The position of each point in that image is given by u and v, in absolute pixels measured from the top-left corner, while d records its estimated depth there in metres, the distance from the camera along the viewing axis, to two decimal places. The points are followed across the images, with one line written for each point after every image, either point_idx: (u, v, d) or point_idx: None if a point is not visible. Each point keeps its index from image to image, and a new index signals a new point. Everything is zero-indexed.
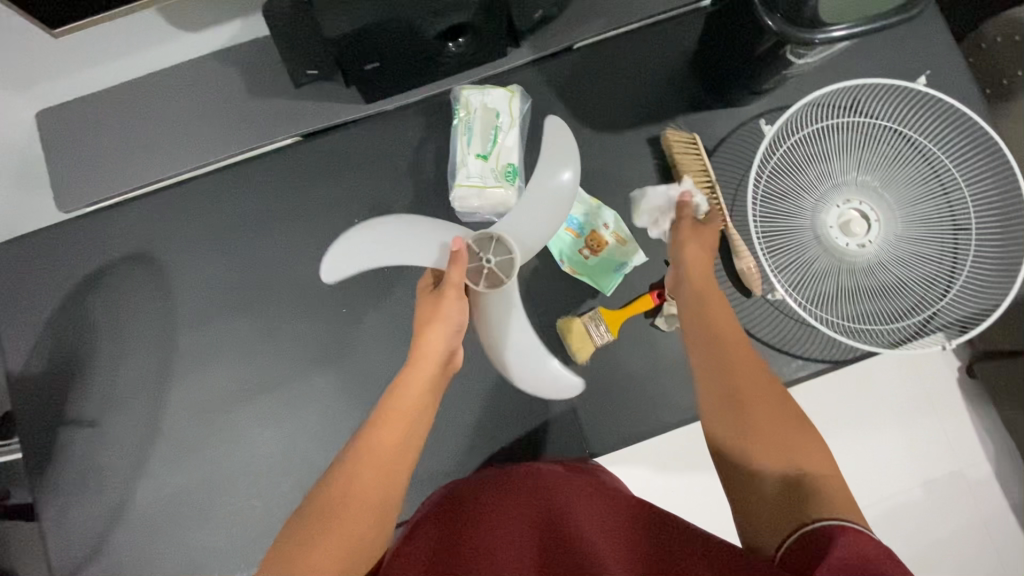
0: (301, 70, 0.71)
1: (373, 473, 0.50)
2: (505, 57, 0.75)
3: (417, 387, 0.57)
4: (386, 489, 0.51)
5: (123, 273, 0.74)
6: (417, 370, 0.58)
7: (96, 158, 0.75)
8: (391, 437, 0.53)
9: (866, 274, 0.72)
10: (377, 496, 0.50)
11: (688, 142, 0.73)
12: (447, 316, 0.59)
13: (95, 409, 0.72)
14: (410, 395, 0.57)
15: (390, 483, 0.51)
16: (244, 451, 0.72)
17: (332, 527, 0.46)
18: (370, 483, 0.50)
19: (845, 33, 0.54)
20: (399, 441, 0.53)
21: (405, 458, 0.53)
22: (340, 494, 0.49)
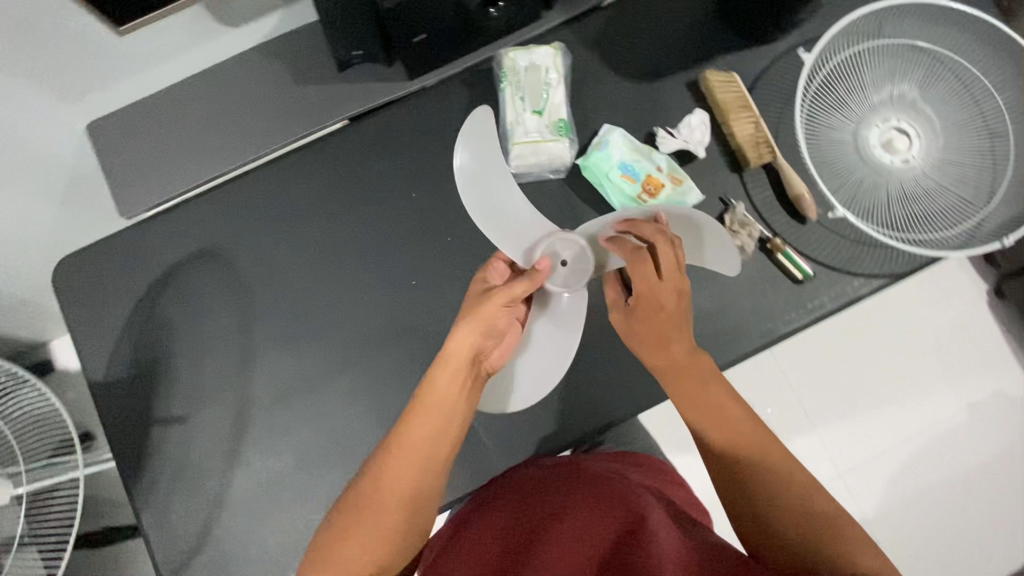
0: (347, 52, 0.73)
1: (409, 466, 0.59)
2: (539, 20, 0.78)
3: (448, 392, 0.62)
4: (421, 481, 0.59)
5: (193, 270, 0.75)
6: (444, 371, 0.62)
7: (153, 161, 0.76)
8: (425, 434, 0.60)
9: (911, 188, 0.75)
10: (416, 488, 0.59)
11: (726, 80, 0.76)
12: (483, 317, 0.64)
13: (182, 404, 0.73)
14: (442, 398, 0.61)
15: (422, 479, 0.60)
16: (335, 429, 0.73)
17: (364, 524, 0.56)
18: (400, 478, 0.58)
19: None
20: (431, 434, 0.60)
21: (440, 453, 0.61)
22: (371, 491, 0.58)
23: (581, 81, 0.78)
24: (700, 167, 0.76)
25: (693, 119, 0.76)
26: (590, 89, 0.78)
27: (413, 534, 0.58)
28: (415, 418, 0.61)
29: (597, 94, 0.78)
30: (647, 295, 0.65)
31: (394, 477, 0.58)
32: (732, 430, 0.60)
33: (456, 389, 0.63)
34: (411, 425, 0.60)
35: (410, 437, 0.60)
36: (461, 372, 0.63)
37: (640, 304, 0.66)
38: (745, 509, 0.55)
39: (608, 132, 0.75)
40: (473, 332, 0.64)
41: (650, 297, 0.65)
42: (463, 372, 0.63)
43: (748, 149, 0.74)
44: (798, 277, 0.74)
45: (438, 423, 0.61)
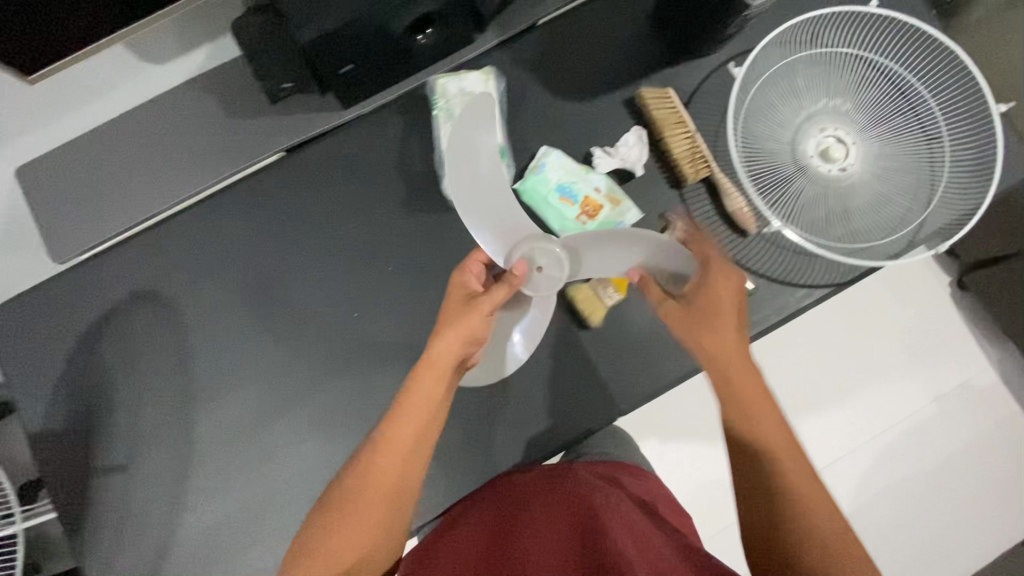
0: (277, 86, 0.71)
1: (394, 463, 0.53)
2: (473, 43, 0.77)
3: (428, 391, 0.57)
4: (408, 474, 0.54)
5: (129, 314, 0.74)
6: (430, 370, 0.58)
7: (79, 204, 0.74)
8: (410, 433, 0.55)
9: (849, 197, 0.75)
10: (400, 481, 0.54)
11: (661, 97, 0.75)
12: (464, 326, 0.58)
13: (124, 452, 0.72)
14: (432, 392, 0.57)
15: (406, 477, 0.54)
16: (282, 469, 0.73)
17: (344, 522, 0.51)
18: (384, 474, 0.53)
19: None
20: (415, 436, 0.55)
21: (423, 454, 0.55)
22: (353, 488, 0.53)
23: (516, 104, 0.78)
24: (639, 185, 0.76)
25: (629, 137, 0.75)
26: (527, 112, 0.78)
27: (394, 534, 0.53)
28: (400, 418, 0.55)
29: (533, 117, 0.77)
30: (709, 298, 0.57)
31: (376, 473, 0.53)
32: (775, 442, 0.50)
33: (442, 387, 0.58)
34: (397, 421, 0.55)
35: (394, 434, 0.54)
36: (446, 372, 0.58)
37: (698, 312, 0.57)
38: (765, 539, 0.47)
39: (545, 154, 0.75)
40: (461, 331, 0.58)
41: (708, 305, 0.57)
42: (445, 374, 0.58)
43: (685, 165, 0.73)
44: None
45: (422, 426, 0.55)
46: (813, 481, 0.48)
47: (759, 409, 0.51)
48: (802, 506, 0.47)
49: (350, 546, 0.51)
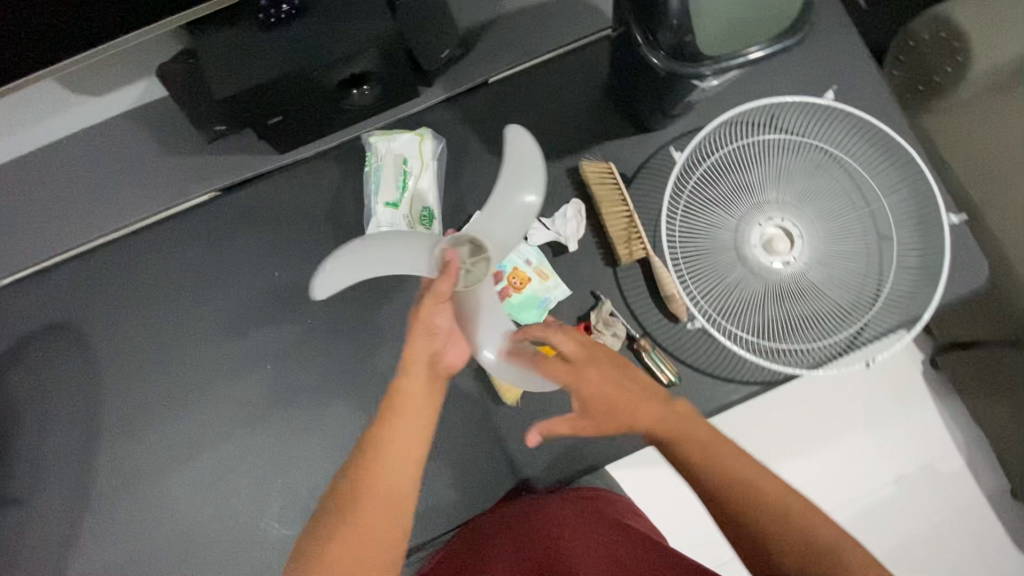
0: (209, 127, 0.71)
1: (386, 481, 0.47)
2: (419, 96, 0.75)
3: (416, 408, 0.50)
4: (401, 503, 0.47)
5: (46, 344, 0.74)
6: (411, 383, 0.51)
7: (5, 228, 0.73)
8: (407, 449, 0.48)
9: (792, 291, 0.72)
10: (396, 490, 0.47)
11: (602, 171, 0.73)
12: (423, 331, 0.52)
13: (23, 485, 0.71)
14: (420, 388, 0.51)
15: (404, 497, 0.47)
16: (179, 518, 0.71)
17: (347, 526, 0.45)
18: (385, 478, 0.47)
19: (765, 54, 0.52)
20: (411, 457, 0.48)
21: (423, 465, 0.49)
22: (351, 483, 0.47)
23: (456, 163, 0.76)
24: (572, 259, 0.73)
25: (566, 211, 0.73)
26: (466, 172, 0.76)
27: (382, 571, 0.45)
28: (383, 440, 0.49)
29: (472, 178, 0.76)
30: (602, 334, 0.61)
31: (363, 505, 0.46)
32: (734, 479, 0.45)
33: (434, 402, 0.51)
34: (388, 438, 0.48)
35: (384, 451, 0.48)
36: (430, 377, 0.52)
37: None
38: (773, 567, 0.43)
39: None
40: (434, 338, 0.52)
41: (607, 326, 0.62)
42: (427, 378, 0.51)
43: (619, 247, 0.70)
44: (666, 381, 0.70)
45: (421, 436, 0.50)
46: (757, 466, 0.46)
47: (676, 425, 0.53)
48: (782, 513, 0.43)
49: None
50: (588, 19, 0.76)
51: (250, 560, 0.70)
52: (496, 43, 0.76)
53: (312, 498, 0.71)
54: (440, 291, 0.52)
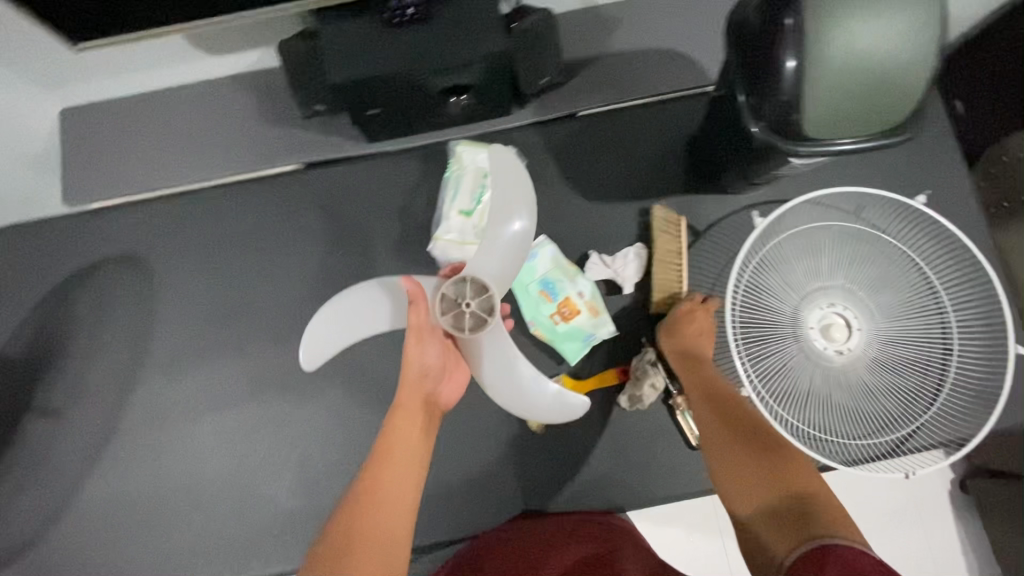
0: (308, 104, 0.74)
1: (382, 506, 0.51)
2: (510, 115, 0.78)
3: (412, 429, 0.58)
4: (401, 519, 0.51)
5: (112, 271, 0.77)
6: (404, 414, 0.59)
7: (106, 158, 0.79)
8: (399, 473, 0.54)
9: (843, 381, 0.71)
10: (392, 529, 0.50)
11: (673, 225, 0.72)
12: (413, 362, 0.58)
13: (61, 399, 0.74)
14: (411, 429, 0.57)
15: (403, 517, 0.51)
16: (195, 467, 0.73)
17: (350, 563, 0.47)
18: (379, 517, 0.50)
19: (853, 148, 0.53)
20: (406, 479, 0.55)
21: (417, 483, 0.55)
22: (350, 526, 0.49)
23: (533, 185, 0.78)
24: (626, 301, 0.74)
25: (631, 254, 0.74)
26: (539, 196, 0.77)
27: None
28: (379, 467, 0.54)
29: (544, 202, 0.77)
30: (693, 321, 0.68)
31: (359, 529, 0.49)
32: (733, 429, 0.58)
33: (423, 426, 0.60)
34: (381, 468, 0.54)
35: (379, 479, 0.53)
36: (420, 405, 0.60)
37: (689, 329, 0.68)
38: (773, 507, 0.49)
39: (540, 246, 0.74)
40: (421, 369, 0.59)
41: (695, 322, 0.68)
42: (419, 408, 0.60)
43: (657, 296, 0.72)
44: (694, 443, 0.71)
45: (412, 457, 0.56)
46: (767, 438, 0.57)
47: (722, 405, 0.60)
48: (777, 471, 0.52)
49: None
50: (686, 75, 0.78)
51: (252, 523, 0.71)
52: (594, 80, 0.78)
53: (324, 477, 0.72)
54: (418, 325, 0.57)
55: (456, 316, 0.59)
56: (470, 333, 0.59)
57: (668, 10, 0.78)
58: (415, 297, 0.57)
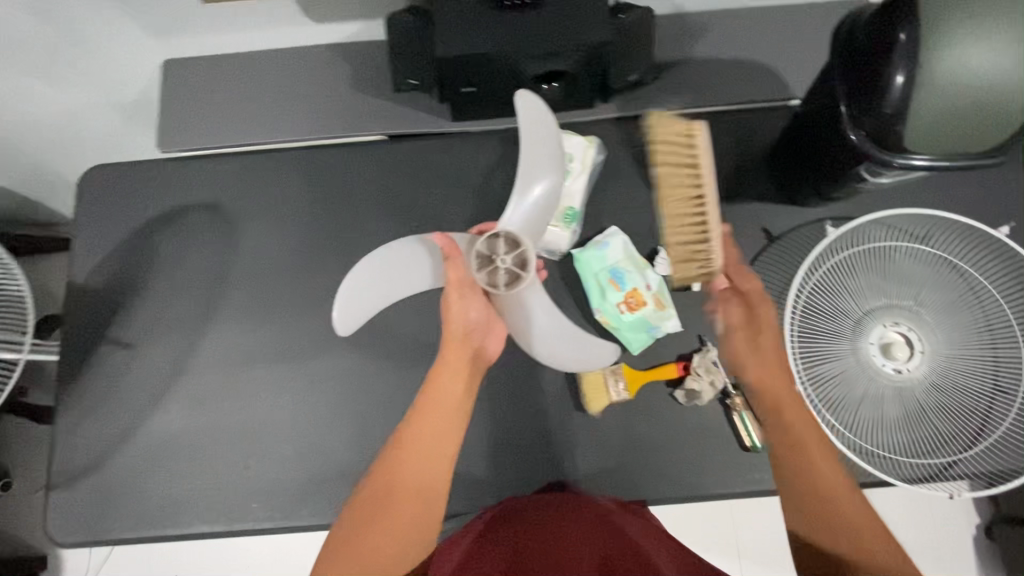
0: (403, 78, 0.76)
1: (420, 466, 0.61)
2: (592, 108, 0.81)
3: (449, 393, 0.64)
4: (435, 476, 0.61)
5: (195, 217, 0.81)
6: (448, 366, 0.65)
7: (203, 111, 0.83)
8: (433, 437, 0.62)
9: (896, 399, 0.71)
10: (412, 491, 0.60)
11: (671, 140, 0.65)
12: (457, 316, 0.65)
13: (135, 333, 0.77)
14: (448, 392, 0.64)
15: (436, 475, 0.61)
16: (256, 412, 0.75)
17: (376, 520, 0.58)
18: (398, 480, 0.60)
19: (926, 165, 0.54)
20: (441, 440, 0.62)
21: (452, 439, 0.63)
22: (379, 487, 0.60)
23: (608, 176, 0.79)
24: (691, 298, 0.75)
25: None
26: (614, 187, 0.79)
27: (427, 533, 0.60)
28: (418, 426, 0.62)
29: (618, 194, 0.79)
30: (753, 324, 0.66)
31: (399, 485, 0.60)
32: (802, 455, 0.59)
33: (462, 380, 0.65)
34: (419, 427, 0.62)
35: (417, 439, 0.61)
36: (462, 352, 0.66)
37: (747, 335, 0.66)
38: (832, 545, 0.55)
39: (612, 235, 0.75)
40: (462, 322, 0.65)
41: (754, 321, 0.66)
42: (463, 363, 0.66)
43: (677, 230, 0.65)
44: (746, 443, 0.72)
45: (446, 418, 0.63)
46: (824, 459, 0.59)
47: (795, 426, 0.61)
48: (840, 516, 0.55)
49: (377, 550, 0.57)
50: (769, 87, 0.80)
51: (307, 471, 0.73)
52: (679, 82, 0.80)
53: (379, 437, 0.74)
54: (458, 278, 0.64)
55: (491, 272, 0.64)
56: (505, 290, 0.64)
57: (756, 23, 0.80)
58: (449, 253, 0.65)
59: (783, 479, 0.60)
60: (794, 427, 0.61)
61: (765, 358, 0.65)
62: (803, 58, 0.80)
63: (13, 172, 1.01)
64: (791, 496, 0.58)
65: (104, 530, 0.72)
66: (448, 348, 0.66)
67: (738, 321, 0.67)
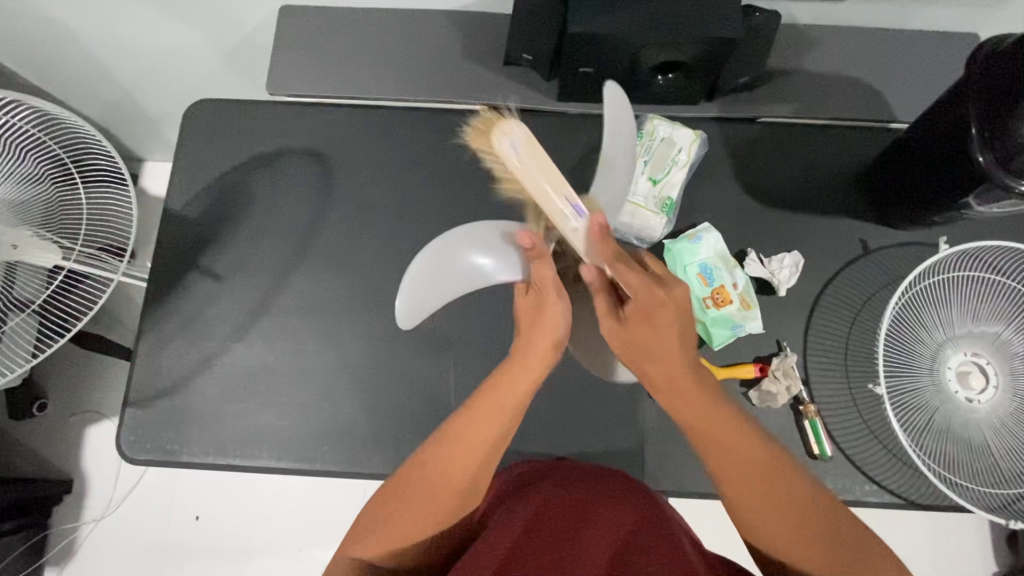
0: (518, 53, 0.76)
1: (465, 465, 0.54)
2: (696, 105, 0.81)
3: (501, 406, 0.55)
4: (477, 474, 0.55)
5: (293, 162, 0.83)
6: (511, 368, 0.57)
7: (306, 57, 0.82)
8: (479, 442, 0.54)
9: (968, 426, 0.72)
10: (451, 490, 0.54)
11: (499, 148, 0.60)
12: (550, 325, 0.57)
13: (226, 266, 0.80)
14: (510, 392, 0.56)
15: (482, 471, 0.55)
16: (334, 359, 0.76)
17: (407, 512, 0.53)
18: (441, 477, 0.54)
19: None
20: (490, 441, 0.55)
21: (504, 441, 0.56)
22: (420, 477, 0.54)
23: (702, 175, 0.80)
24: (771, 303, 0.76)
25: (579, 214, 0.58)
26: (707, 186, 0.80)
27: (460, 523, 0.57)
28: (470, 427, 0.55)
29: (710, 193, 0.80)
30: (645, 307, 0.55)
31: (439, 477, 0.54)
32: (756, 468, 0.53)
33: (535, 379, 0.57)
34: (461, 422, 0.55)
35: (457, 433, 0.55)
36: (541, 359, 0.57)
37: (636, 317, 0.55)
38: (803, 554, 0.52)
39: (704, 230, 0.76)
40: (551, 333, 0.57)
41: (647, 308, 0.55)
42: (544, 364, 0.57)
43: None
44: (814, 452, 0.72)
45: (497, 421, 0.55)
46: (762, 478, 0.53)
47: (690, 402, 0.56)
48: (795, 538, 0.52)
49: (412, 537, 0.54)
50: (874, 107, 0.81)
51: (378, 421, 0.75)
52: (785, 90, 0.81)
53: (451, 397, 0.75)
54: (543, 278, 0.56)
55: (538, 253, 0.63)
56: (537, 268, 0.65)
57: (870, 42, 0.81)
58: (535, 250, 0.56)
59: (715, 475, 0.55)
60: (720, 433, 0.55)
61: (657, 339, 0.55)
62: (909, 84, 0.81)
63: (101, 97, 1.03)
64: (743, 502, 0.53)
65: (179, 453, 0.75)
66: (526, 348, 0.57)
67: (623, 271, 0.55)
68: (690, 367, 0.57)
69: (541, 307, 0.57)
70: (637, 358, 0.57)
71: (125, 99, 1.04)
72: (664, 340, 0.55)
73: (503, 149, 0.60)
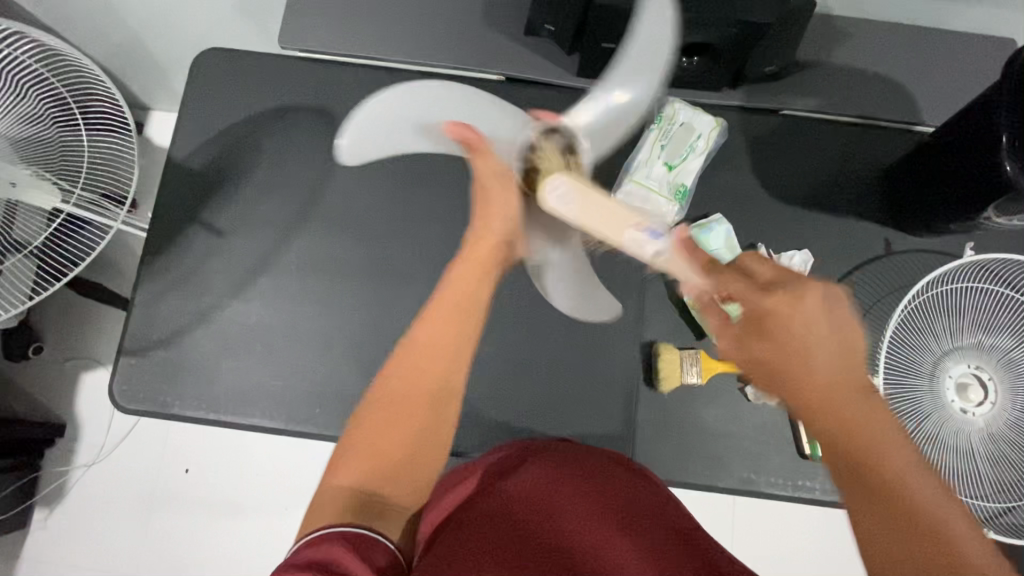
0: (540, 23, 0.74)
1: (435, 362, 0.48)
2: (719, 93, 0.79)
3: (453, 306, 0.50)
4: (451, 373, 0.48)
5: (303, 120, 0.81)
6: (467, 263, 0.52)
7: (319, 10, 0.78)
8: (443, 334, 0.48)
9: (961, 435, 0.72)
10: (417, 394, 0.47)
11: (551, 210, 0.51)
12: (498, 210, 0.53)
13: (227, 223, 0.79)
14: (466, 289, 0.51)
15: (455, 368, 0.49)
16: (332, 322, 0.76)
17: (379, 428, 0.46)
18: (406, 390, 0.47)
19: None
20: (454, 337, 0.49)
21: (466, 352, 0.49)
22: (382, 403, 0.47)
23: (718, 164, 0.79)
24: None
25: (656, 236, 0.49)
26: (722, 176, 0.79)
27: (437, 453, 0.48)
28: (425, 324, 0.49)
29: (724, 183, 0.79)
30: (759, 318, 0.47)
31: (407, 381, 0.48)
32: (898, 507, 0.41)
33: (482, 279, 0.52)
34: (426, 324, 0.49)
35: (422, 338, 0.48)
36: (489, 256, 0.52)
37: (749, 330, 0.47)
38: None
39: (716, 221, 0.75)
40: (504, 227, 0.53)
41: (763, 316, 0.46)
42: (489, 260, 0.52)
43: None
44: (805, 451, 0.74)
45: (457, 319, 0.49)
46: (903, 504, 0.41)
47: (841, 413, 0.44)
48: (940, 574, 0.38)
49: (393, 447, 0.46)
50: (900, 107, 0.78)
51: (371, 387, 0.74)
52: (812, 82, 0.78)
53: None
54: (484, 171, 0.53)
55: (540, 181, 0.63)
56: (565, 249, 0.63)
57: (906, 38, 0.77)
58: (473, 144, 0.54)
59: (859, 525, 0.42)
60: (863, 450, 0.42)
61: (786, 343, 0.45)
62: (943, 84, 0.78)
63: (107, 40, 0.99)
64: (868, 539, 0.41)
65: (171, 405, 0.75)
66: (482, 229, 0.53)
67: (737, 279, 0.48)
68: (850, 378, 0.45)
69: (487, 203, 0.53)
70: (770, 381, 0.47)
71: (132, 44, 1.00)
72: (802, 346, 0.45)
73: (553, 207, 0.51)
